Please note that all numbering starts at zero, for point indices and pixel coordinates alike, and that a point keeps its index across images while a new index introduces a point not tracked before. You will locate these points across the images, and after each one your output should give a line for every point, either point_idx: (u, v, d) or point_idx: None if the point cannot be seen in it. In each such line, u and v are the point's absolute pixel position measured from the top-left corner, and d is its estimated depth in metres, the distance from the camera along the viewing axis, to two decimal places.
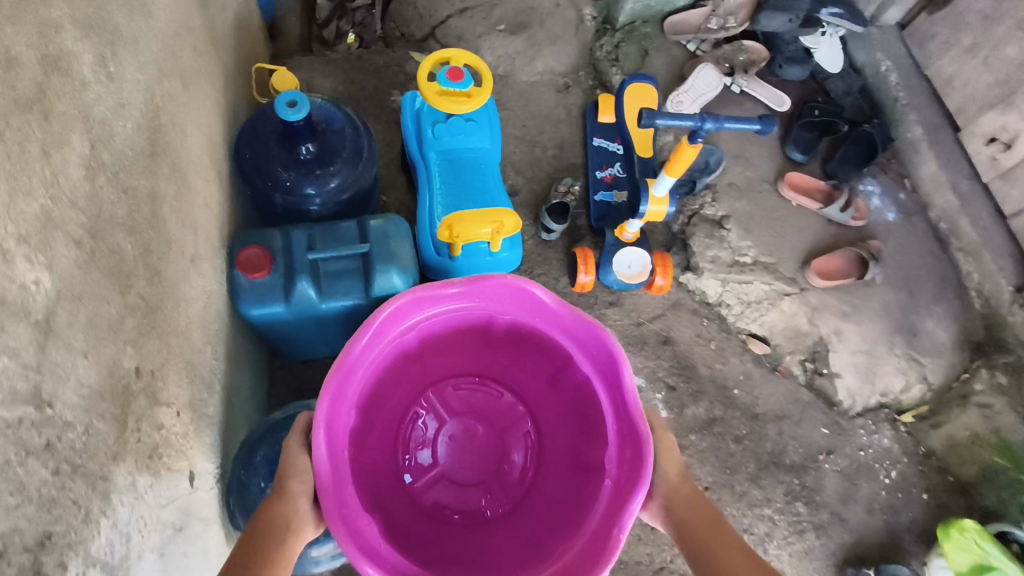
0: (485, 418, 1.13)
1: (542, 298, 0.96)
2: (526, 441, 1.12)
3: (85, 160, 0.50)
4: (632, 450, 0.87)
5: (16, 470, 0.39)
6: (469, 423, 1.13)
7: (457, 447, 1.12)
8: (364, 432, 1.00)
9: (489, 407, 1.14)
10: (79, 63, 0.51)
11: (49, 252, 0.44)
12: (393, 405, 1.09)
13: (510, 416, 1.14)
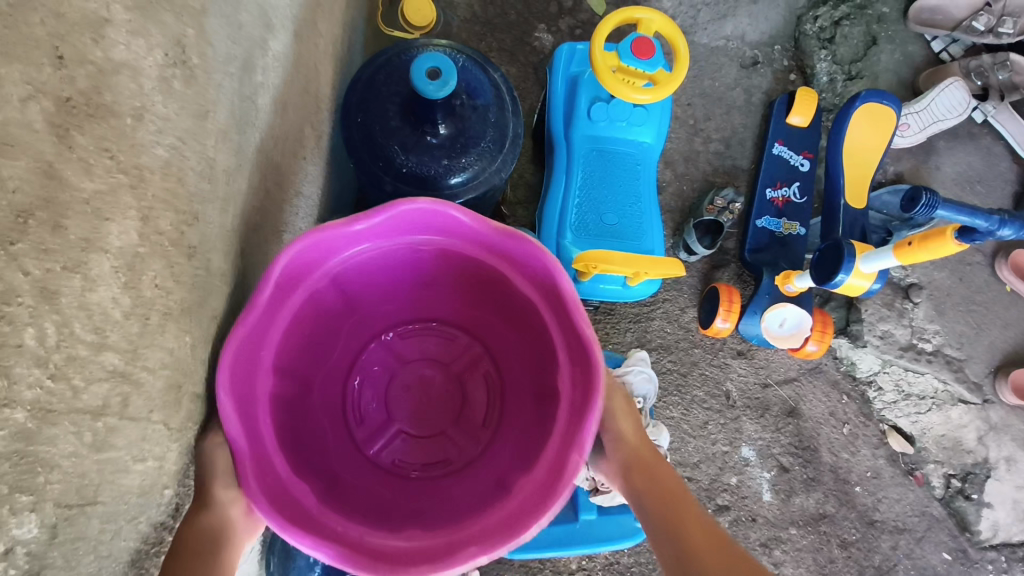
0: (437, 362, 0.68)
1: (466, 220, 0.51)
2: (490, 381, 0.67)
3: (128, 261, 0.30)
4: (591, 366, 0.48)
5: None
6: (426, 374, 0.68)
7: (413, 402, 0.67)
8: (300, 392, 0.57)
9: (443, 352, 0.68)
10: (134, 81, 0.29)
11: (38, 479, 0.25)
12: (329, 363, 0.62)
13: (468, 351, 0.68)
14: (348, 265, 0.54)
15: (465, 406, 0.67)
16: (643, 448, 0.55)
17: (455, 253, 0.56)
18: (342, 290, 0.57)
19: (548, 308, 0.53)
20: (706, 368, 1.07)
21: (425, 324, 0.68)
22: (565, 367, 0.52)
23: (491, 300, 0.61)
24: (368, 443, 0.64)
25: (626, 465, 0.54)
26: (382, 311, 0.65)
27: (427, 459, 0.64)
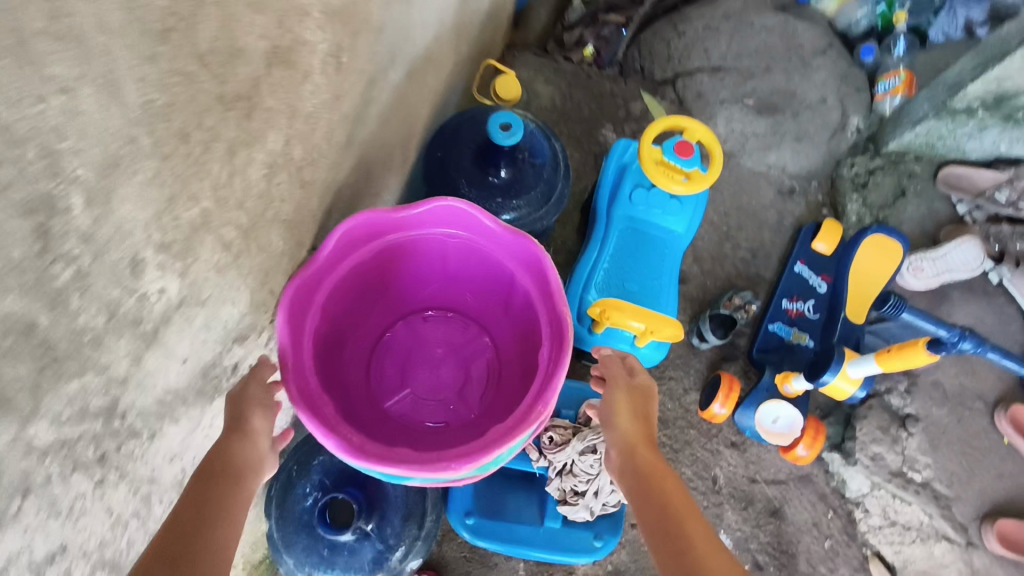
0: (450, 346, 0.77)
1: (489, 223, 0.64)
2: (490, 367, 0.75)
3: (269, 162, 0.46)
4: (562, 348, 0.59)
5: (53, 488, 0.34)
6: (441, 351, 0.76)
7: (424, 375, 0.76)
8: (336, 339, 0.68)
9: (456, 338, 0.77)
10: (309, 53, 0.46)
11: (187, 261, 0.39)
12: (363, 327, 0.73)
13: (476, 340, 0.77)
14: (390, 245, 0.67)
15: (467, 385, 0.75)
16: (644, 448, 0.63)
17: (476, 250, 0.68)
18: (382, 268, 0.69)
19: (542, 303, 0.64)
20: (698, 450, 1.14)
21: (446, 313, 0.78)
22: (547, 352, 0.62)
23: (501, 298, 0.72)
24: (382, 398, 0.73)
25: (625, 451, 0.64)
26: (411, 295, 0.76)
27: (431, 420, 0.72)
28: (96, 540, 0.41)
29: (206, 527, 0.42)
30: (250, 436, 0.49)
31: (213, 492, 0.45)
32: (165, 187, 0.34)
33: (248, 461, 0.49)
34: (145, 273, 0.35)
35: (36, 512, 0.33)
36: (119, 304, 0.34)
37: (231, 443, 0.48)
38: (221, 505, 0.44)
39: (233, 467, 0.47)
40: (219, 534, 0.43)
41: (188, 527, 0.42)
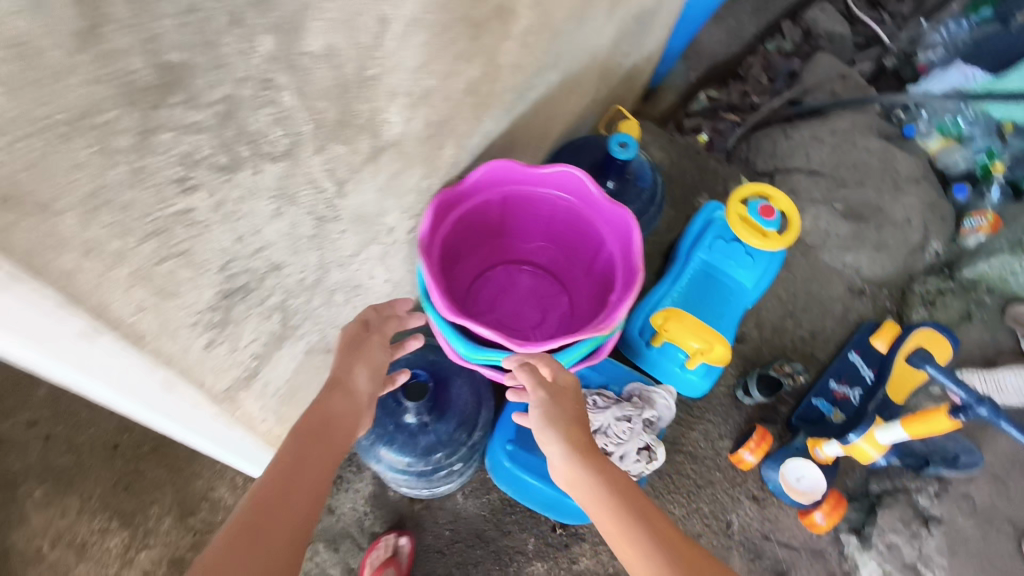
0: (535, 294, 0.93)
1: (594, 192, 0.80)
2: (565, 316, 0.91)
3: (469, 82, 0.66)
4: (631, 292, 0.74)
5: (301, 213, 0.53)
6: (526, 297, 0.92)
7: (510, 312, 0.92)
8: (453, 257, 0.85)
9: (542, 290, 0.93)
10: (515, 20, 0.67)
11: (410, 115, 0.59)
12: (472, 260, 0.90)
13: (558, 295, 0.92)
14: (514, 197, 0.85)
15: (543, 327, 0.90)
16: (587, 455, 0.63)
17: (578, 216, 0.85)
18: (501, 214, 0.86)
19: (622, 261, 0.79)
20: (719, 492, 1.20)
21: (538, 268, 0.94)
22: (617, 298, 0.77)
23: (589, 259, 0.87)
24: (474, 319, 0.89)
25: (569, 461, 0.62)
26: (515, 247, 0.92)
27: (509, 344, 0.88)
28: (291, 282, 0.59)
29: (306, 472, 0.58)
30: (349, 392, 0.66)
31: (316, 444, 0.61)
32: (424, 55, 0.54)
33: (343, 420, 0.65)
34: (394, 103, 0.55)
35: (287, 223, 0.52)
36: (377, 114, 0.53)
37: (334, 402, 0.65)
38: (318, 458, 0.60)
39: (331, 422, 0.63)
40: (315, 481, 0.59)
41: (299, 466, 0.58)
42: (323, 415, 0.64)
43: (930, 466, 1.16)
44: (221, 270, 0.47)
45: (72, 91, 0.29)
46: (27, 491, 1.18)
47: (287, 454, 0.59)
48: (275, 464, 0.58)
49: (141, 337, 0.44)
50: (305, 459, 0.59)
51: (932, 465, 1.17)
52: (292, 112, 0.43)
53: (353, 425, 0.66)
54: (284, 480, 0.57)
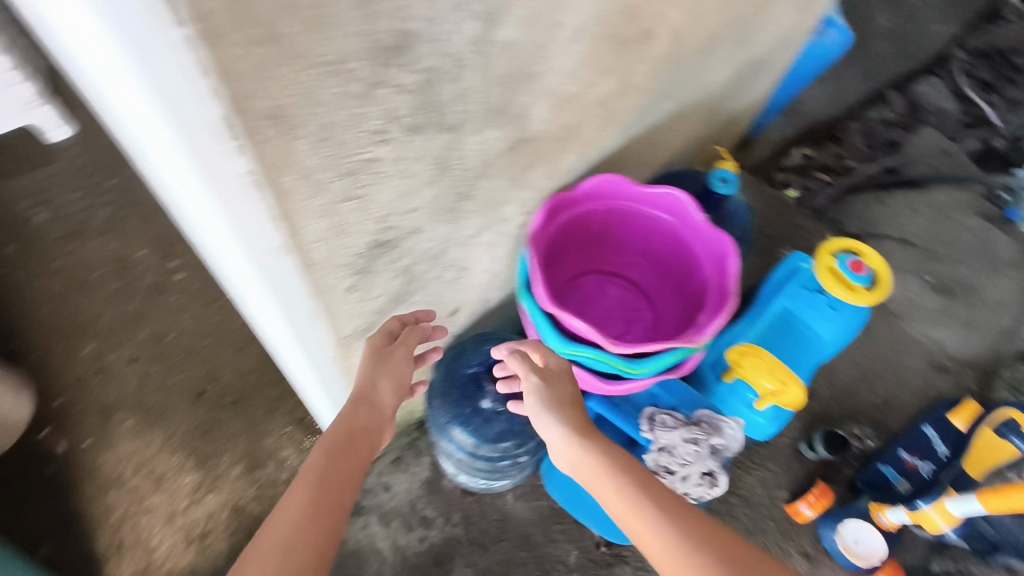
0: (622, 307, 0.97)
1: (695, 213, 0.84)
2: (650, 331, 0.94)
3: (603, 96, 0.72)
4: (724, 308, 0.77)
5: (449, 186, 0.59)
6: (614, 309, 0.96)
7: (597, 320, 0.96)
8: (551, 260, 0.90)
9: (630, 304, 0.97)
10: (653, 47, 0.73)
11: (552, 116, 0.65)
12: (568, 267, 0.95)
13: (644, 310, 0.96)
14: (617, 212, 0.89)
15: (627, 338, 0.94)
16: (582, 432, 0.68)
17: (675, 236, 0.89)
18: (602, 227, 0.91)
19: (717, 280, 0.83)
20: (770, 543, 1.18)
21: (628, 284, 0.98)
22: (708, 314, 0.80)
23: (681, 278, 0.91)
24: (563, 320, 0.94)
25: (567, 439, 0.68)
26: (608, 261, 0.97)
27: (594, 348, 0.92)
28: (422, 249, 0.65)
29: (335, 483, 0.59)
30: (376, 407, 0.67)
31: (344, 457, 0.61)
32: (577, 62, 0.61)
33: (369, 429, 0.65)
34: (543, 100, 0.61)
35: (436, 192, 0.58)
36: (529, 107, 0.60)
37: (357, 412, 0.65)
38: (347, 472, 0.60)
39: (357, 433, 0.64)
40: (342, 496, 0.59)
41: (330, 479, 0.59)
42: (348, 427, 0.64)
43: (1001, 554, 1.11)
44: (381, 221, 0.54)
45: (344, 37, 0.35)
46: (119, 420, 1.29)
47: (319, 467, 0.59)
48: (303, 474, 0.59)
49: (310, 265, 0.51)
50: (334, 473, 0.59)
51: (1004, 554, 1.11)
52: (473, 90, 0.50)
53: (376, 438, 0.66)
54: (314, 496, 0.57)
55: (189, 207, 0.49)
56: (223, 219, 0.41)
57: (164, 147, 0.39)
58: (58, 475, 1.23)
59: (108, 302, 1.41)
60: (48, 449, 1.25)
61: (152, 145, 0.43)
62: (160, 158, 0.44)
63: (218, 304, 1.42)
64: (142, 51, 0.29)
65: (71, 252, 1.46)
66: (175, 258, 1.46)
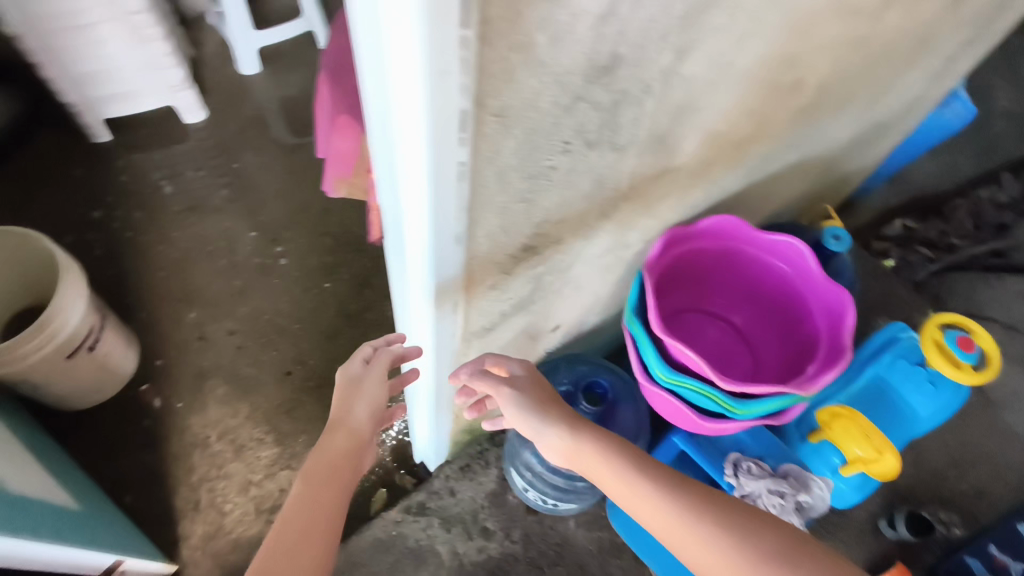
0: (721, 349, 0.96)
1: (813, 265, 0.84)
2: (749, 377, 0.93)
3: (743, 138, 0.74)
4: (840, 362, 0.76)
5: (597, 203, 0.62)
6: (713, 350, 0.96)
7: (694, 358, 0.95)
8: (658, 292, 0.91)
9: (729, 347, 0.96)
10: (798, 97, 0.75)
11: (698, 150, 0.67)
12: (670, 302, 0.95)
13: (743, 355, 0.95)
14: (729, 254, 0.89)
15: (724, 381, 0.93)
16: (570, 424, 0.72)
17: (788, 285, 0.88)
18: (712, 266, 0.91)
19: (831, 334, 0.82)
20: None
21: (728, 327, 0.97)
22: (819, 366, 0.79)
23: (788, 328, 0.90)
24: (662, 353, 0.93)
25: (562, 437, 0.71)
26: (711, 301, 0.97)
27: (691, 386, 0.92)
28: (556, 259, 0.68)
29: (315, 512, 0.63)
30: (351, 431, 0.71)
31: (324, 487, 0.66)
32: (734, 101, 0.63)
33: (348, 455, 0.70)
34: (697, 133, 0.64)
35: (586, 207, 0.61)
36: (683, 138, 0.62)
37: (334, 440, 0.70)
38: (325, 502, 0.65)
39: (337, 460, 0.69)
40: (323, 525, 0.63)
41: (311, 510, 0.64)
42: (326, 456, 0.69)
43: None
44: (536, 226, 0.57)
45: (573, 50, 0.39)
46: (213, 386, 1.36)
47: (303, 495, 0.65)
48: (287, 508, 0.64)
49: (472, 255, 0.54)
50: (314, 501, 0.64)
51: None
52: (647, 115, 0.53)
53: (357, 461, 0.71)
54: (301, 522, 0.62)
55: (380, 189, 0.51)
56: (423, 203, 0.43)
57: (388, 125, 0.40)
58: (152, 429, 1.31)
59: (217, 274, 1.50)
60: (146, 402, 1.33)
61: (368, 124, 0.45)
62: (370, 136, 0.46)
63: (315, 292, 1.49)
64: (435, 57, 0.32)
65: (191, 224, 1.57)
66: (283, 243, 1.55)
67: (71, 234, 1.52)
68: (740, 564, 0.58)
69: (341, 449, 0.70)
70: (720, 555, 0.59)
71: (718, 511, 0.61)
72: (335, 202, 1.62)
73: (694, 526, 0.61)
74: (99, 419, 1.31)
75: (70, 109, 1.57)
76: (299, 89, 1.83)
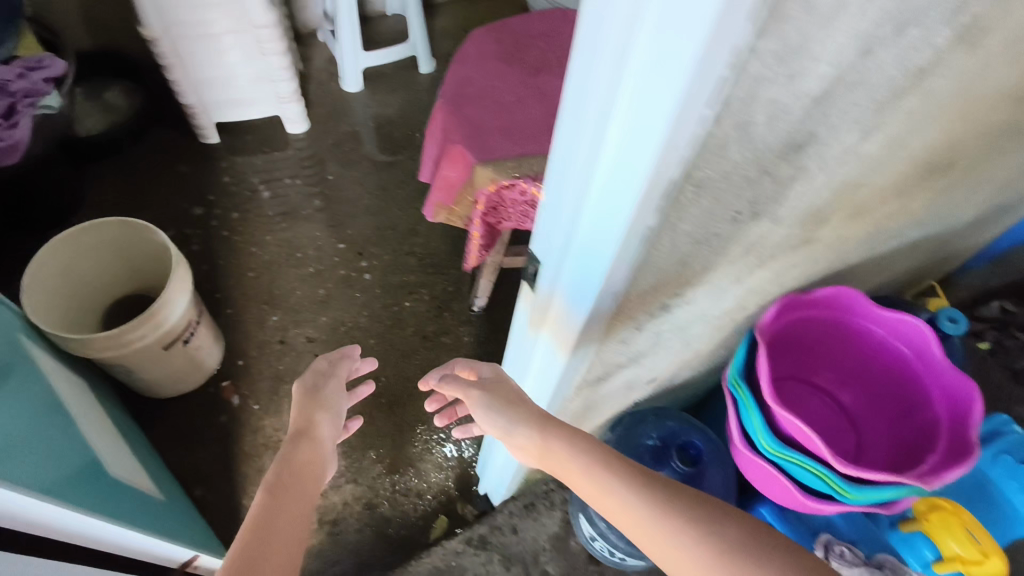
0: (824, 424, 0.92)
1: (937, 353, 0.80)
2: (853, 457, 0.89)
3: (883, 213, 0.72)
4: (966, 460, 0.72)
5: (736, 268, 0.61)
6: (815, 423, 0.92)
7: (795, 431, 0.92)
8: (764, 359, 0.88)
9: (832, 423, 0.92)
10: (945, 176, 0.72)
11: (840, 223, 0.66)
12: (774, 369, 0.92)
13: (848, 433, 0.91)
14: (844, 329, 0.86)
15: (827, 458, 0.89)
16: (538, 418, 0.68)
17: (904, 369, 0.84)
18: (819, 337, 0.87)
19: (952, 427, 0.77)
20: None
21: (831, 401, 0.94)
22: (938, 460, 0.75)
23: (901, 412, 0.86)
24: None
25: (534, 429, 0.67)
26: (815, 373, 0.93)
27: None
28: (681, 318, 0.67)
29: (283, 515, 0.61)
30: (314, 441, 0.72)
31: (289, 494, 0.63)
32: (890, 179, 0.61)
33: (311, 467, 0.69)
34: (846, 208, 0.62)
35: (726, 271, 0.60)
36: (833, 211, 0.61)
37: (298, 450, 0.69)
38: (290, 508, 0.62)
39: (302, 468, 0.67)
40: (293, 534, 0.60)
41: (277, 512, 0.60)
42: (293, 463, 0.68)
43: None
44: (679, 286, 0.56)
45: (781, 126, 0.38)
46: (288, 391, 1.39)
47: (265, 499, 0.61)
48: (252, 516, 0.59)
49: (625, 303, 0.53)
50: (279, 505, 0.61)
51: None
52: (813, 188, 0.52)
53: (320, 472, 0.71)
54: (265, 527, 0.58)
55: (548, 212, 0.49)
56: (611, 243, 0.42)
57: (591, 164, 0.39)
58: (228, 426, 1.34)
59: (303, 281, 1.55)
60: (225, 399, 1.37)
61: (556, 162, 0.44)
62: (554, 160, 0.45)
63: (394, 309, 1.52)
64: (689, 100, 0.30)
65: (284, 230, 1.62)
66: (368, 258, 1.59)
67: (172, 228, 1.59)
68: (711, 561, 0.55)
69: (307, 458, 0.69)
70: (691, 547, 0.56)
71: (687, 504, 0.58)
72: (422, 223, 1.66)
73: (666, 522, 0.57)
74: (179, 411, 1.35)
75: (187, 110, 1.64)
76: (396, 110, 1.89)
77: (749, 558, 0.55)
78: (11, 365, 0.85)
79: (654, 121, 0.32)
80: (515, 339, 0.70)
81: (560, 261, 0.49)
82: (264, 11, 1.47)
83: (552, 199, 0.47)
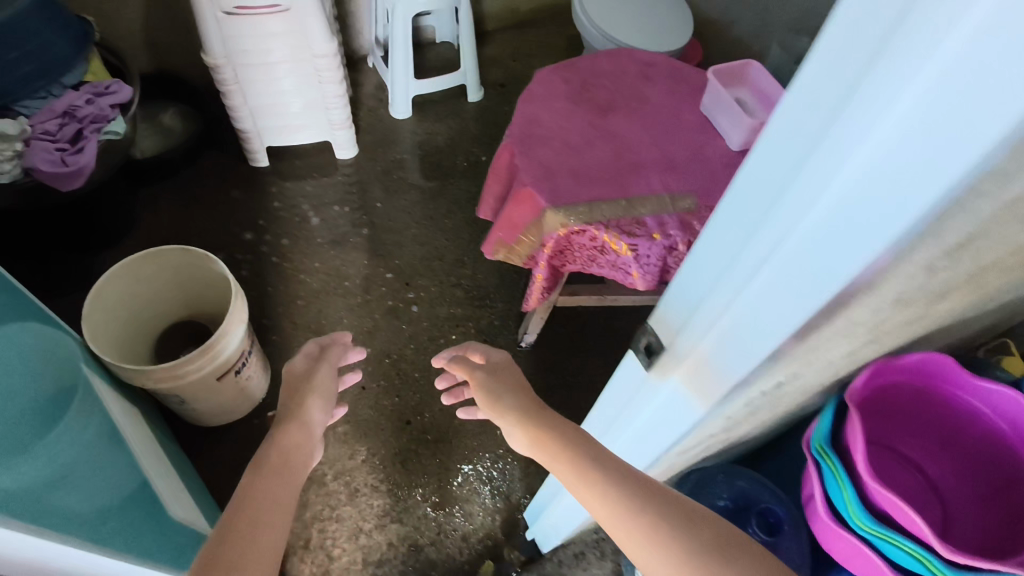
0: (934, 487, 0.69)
1: None
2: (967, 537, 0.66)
3: (996, 287, 0.68)
4: None
5: (855, 346, 0.57)
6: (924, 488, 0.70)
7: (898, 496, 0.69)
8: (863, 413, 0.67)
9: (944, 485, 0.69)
10: None
11: (960, 299, 0.62)
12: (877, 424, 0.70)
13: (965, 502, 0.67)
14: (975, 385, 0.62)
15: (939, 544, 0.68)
16: (518, 401, 0.81)
17: None
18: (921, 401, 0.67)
19: None
20: None
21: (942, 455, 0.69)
22: None
23: None
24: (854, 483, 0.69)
25: (521, 414, 0.79)
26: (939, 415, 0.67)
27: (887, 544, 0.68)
28: (784, 393, 0.63)
29: (269, 493, 0.70)
30: (303, 424, 0.86)
31: (276, 478, 0.73)
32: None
33: (297, 451, 0.81)
34: (975, 285, 0.58)
35: (844, 351, 0.57)
36: (963, 290, 0.57)
37: (287, 434, 0.82)
38: (281, 487, 0.72)
39: (287, 449, 0.80)
40: (277, 510, 0.69)
41: (265, 487, 0.71)
42: (282, 445, 0.80)
43: None
44: (800, 367, 0.53)
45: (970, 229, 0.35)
46: (334, 423, 1.37)
47: (254, 476, 0.72)
48: (244, 486, 0.71)
49: (771, 369, 0.47)
50: (266, 480, 0.72)
51: None
52: (960, 275, 0.48)
53: (305, 454, 0.83)
54: (249, 498, 0.69)
55: (697, 275, 0.43)
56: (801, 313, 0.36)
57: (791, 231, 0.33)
58: None
59: (350, 310, 1.54)
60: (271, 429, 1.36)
61: (727, 224, 0.38)
62: (721, 207, 0.39)
63: (441, 342, 1.50)
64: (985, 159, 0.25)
65: (332, 258, 1.62)
66: (416, 288, 1.58)
67: (222, 253, 1.59)
68: (635, 520, 0.60)
69: (291, 439, 0.82)
70: (626, 518, 0.61)
71: (627, 477, 0.65)
72: (469, 255, 1.64)
73: (611, 498, 0.63)
74: (226, 441, 1.34)
75: (241, 134, 1.64)
76: (445, 138, 1.89)
77: (671, 523, 0.59)
78: (66, 396, 0.87)
79: (927, 168, 0.26)
80: (619, 386, 0.65)
81: (710, 318, 0.43)
82: (324, 41, 1.47)
83: (707, 260, 0.42)
